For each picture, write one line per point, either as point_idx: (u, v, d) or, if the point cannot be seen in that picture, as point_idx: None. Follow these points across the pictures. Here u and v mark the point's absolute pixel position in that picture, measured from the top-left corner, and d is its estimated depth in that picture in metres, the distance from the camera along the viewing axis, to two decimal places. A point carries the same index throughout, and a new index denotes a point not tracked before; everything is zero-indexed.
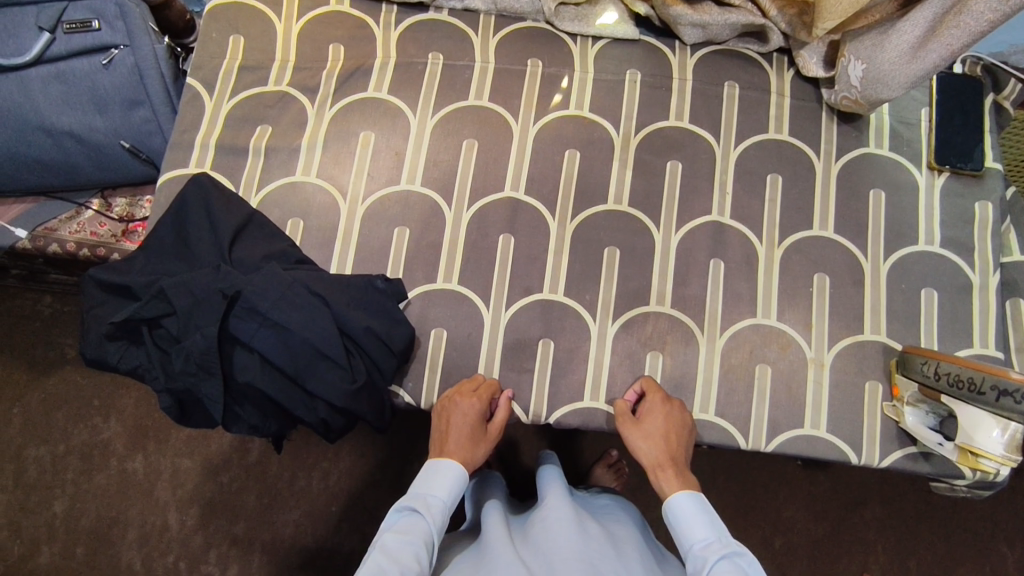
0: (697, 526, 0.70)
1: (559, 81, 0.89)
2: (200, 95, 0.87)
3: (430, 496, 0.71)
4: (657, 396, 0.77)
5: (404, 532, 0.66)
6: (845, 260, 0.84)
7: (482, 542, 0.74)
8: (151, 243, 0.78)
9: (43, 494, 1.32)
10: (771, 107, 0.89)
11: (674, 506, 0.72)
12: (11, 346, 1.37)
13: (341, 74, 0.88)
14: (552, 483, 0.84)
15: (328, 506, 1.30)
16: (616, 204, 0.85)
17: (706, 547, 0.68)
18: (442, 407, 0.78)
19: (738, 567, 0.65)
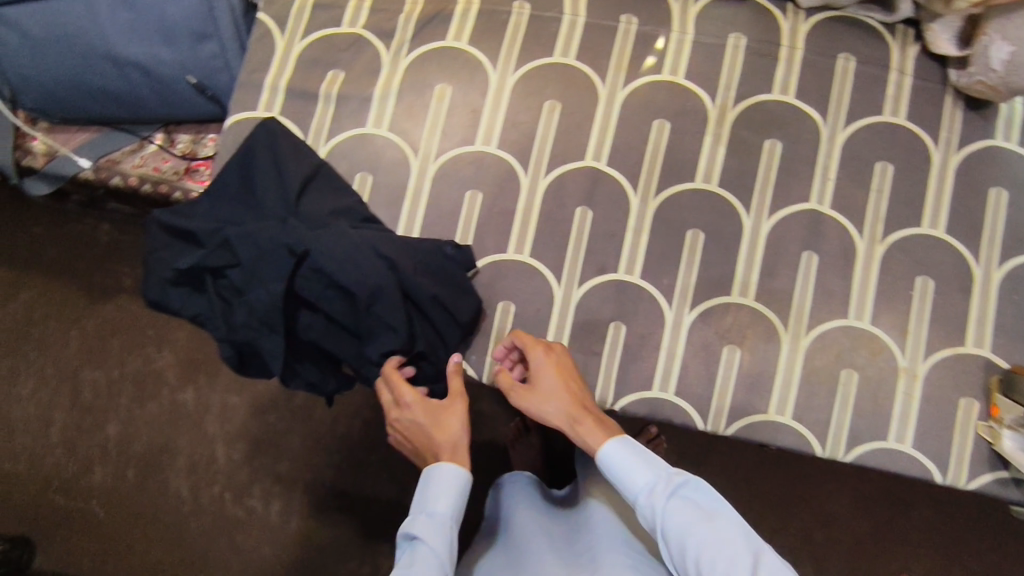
0: (635, 471, 0.66)
1: (655, 41, 0.82)
2: (272, 33, 0.82)
3: (433, 511, 0.67)
4: (529, 346, 0.72)
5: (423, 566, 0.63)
6: (954, 264, 0.76)
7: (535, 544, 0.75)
8: (217, 187, 0.75)
9: (98, 416, 1.35)
10: (888, 86, 0.80)
11: (605, 458, 0.67)
12: (69, 272, 1.39)
13: (420, 19, 0.82)
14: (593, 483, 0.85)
15: (369, 456, 1.31)
16: (705, 182, 0.79)
17: (650, 492, 0.64)
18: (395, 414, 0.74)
19: (688, 501, 0.63)
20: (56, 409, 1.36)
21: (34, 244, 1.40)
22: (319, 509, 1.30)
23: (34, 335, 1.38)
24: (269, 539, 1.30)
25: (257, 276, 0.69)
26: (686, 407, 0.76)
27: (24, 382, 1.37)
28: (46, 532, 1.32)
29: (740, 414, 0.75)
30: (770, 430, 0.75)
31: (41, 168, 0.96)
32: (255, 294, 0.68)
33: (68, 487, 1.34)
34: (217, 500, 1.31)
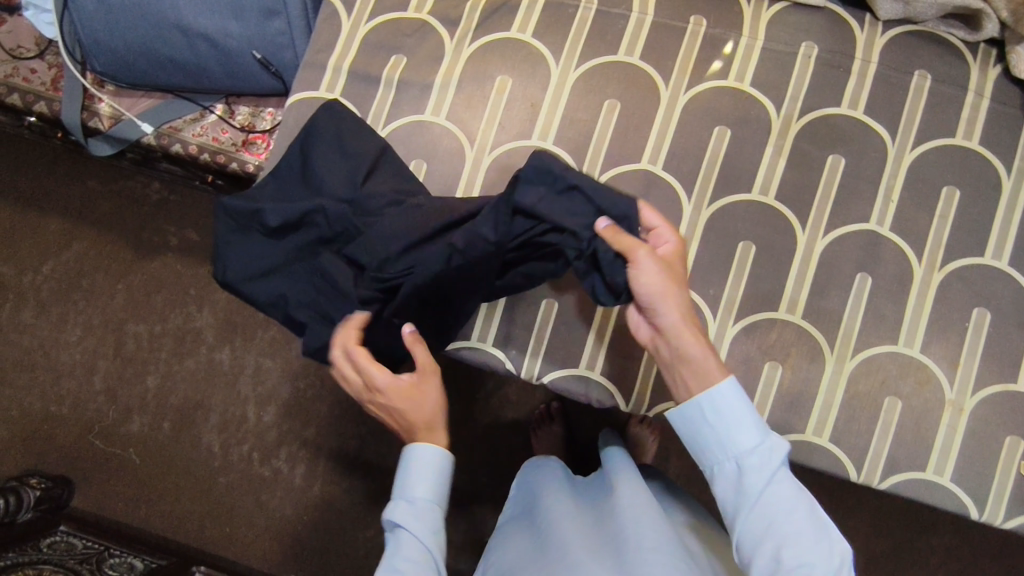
0: (745, 428, 0.61)
1: (723, 45, 0.80)
2: (338, 13, 0.83)
3: (414, 497, 0.68)
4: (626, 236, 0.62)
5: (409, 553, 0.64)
6: (1014, 298, 0.74)
7: (562, 528, 0.77)
8: (280, 170, 0.77)
9: (139, 368, 1.40)
10: (963, 108, 0.77)
11: (726, 400, 0.62)
12: (121, 228, 1.43)
13: (487, 8, 0.82)
14: (626, 471, 0.87)
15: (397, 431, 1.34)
16: (761, 194, 0.77)
17: (756, 456, 0.61)
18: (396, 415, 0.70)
19: (791, 476, 0.61)
20: (100, 358, 1.41)
21: (89, 198, 1.44)
22: (343, 477, 1.33)
23: (83, 285, 1.43)
24: (294, 501, 1.34)
25: (390, 255, 0.68)
26: None
27: (71, 328, 1.42)
28: (85, 472, 1.39)
29: (776, 431, 0.75)
30: (806, 450, 0.75)
31: (105, 130, 0.99)
32: (425, 258, 0.66)
33: (107, 431, 1.40)
34: (247, 458, 1.36)
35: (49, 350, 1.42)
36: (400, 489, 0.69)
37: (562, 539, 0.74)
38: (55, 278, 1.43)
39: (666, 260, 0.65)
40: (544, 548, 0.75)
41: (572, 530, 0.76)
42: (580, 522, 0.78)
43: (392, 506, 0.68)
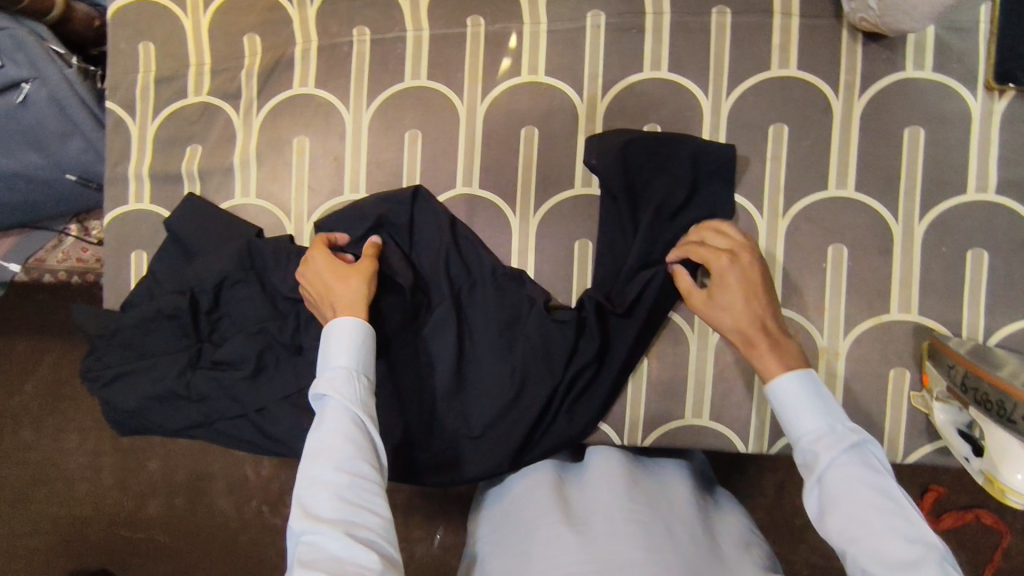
0: (807, 411, 0.57)
1: (506, 40, 0.74)
2: (122, 120, 0.80)
3: (337, 367, 0.60)
4: (722, 259, 0.64)
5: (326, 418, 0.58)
6: (868, 225, 0.70)
7: (541, 532, 0.63)
8: (160, 350, 0.76)
9: (141, 456, 1.21)
10: (773, 34, 0.71)
11: (780, 393, 0.59)
12: (51, 338, 1.22)
13: (262, 71, 0.78)
14: (623, 501, 0.64)
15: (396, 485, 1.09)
16: (584, 187, 0.74)
17: (817, 440, 0.56)
18: None
19: (871, 459, 0.55)
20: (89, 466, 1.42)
21: (26, 304, 1.22)
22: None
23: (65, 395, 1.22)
24: None
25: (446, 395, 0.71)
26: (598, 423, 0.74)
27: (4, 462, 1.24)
28: (124, 558, 1.22)
29: (656, 422, 0.73)
30: (691, 433, 0.73)
31: None
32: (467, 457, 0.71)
33: (121, 525, 1.22)
34: (258, 517, 1.19)
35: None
36: (360, 331, 0.62)
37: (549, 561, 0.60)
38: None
39: (747, 276, 0.64)
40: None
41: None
42: (566, 563, 0.59)
43: (325, 338, 0.62)
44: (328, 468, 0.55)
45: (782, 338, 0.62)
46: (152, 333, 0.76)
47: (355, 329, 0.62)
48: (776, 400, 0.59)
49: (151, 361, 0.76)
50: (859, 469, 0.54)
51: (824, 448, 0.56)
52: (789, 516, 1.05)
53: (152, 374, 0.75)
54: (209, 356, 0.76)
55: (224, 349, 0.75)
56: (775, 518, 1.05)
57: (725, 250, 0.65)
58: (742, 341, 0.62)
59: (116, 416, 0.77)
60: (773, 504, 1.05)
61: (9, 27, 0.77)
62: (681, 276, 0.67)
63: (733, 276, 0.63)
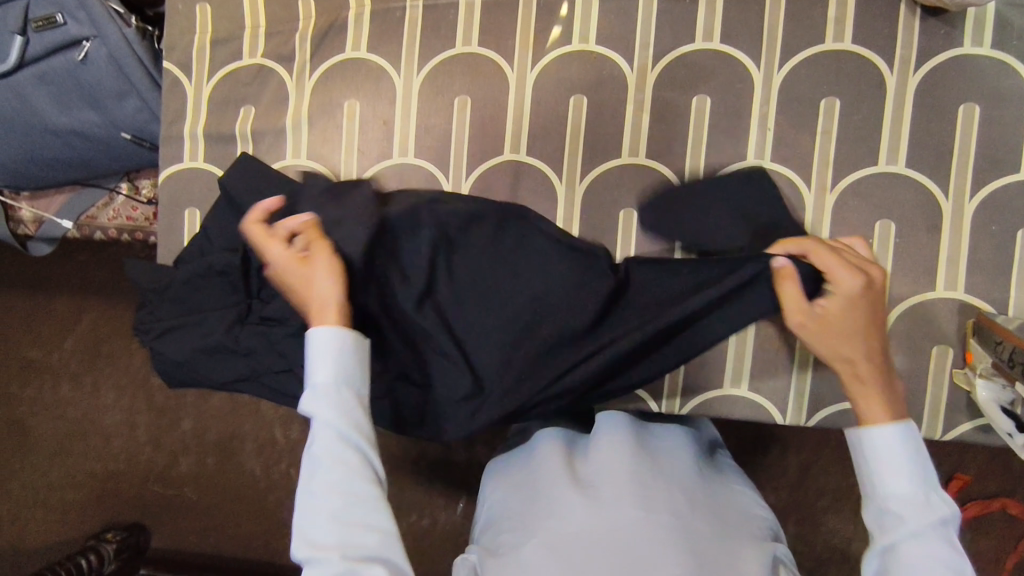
0: (898, 470, 0.55)
1: (559, 7, 0.75)
2: (179, 80, 0.82)
3: (319, 385, 0.57)
4: (852, 279, 0.59)
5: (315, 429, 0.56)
6: (917, 202, 0.69)
7: (546, 491, 0.65)
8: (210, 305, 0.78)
9: (174, 416, 1.24)
10: (829, 7, 0.70)
11: (871, 442, 0.57)
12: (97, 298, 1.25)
13: (315, 34, 0.79)
14: (626, 468, 0.64)
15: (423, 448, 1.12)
16: (632, 156, 0.74)
17: (901, 501, 0.55)
18: None
19: (950, 540, 0.53)
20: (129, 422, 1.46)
21: (70, 265, 1.25)
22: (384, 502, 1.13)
23: (103, 354, 1.25)
24: None
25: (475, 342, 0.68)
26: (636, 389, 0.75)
27: (41, 416, 1.27)
28: (157, 514, 1.25)
29: (694, 391, 0.74)
30: (729, 404, 0.74)
31: (35, 234, 1.03)
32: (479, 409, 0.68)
33: (154, 481, 1.25)
34: (286, 479, 1.21)
35: (27, 439, 1.28)
36: (347, 338, 0.58)
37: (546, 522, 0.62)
38: (28, 358, 1.28)
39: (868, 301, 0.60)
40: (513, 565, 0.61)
41: (550, 557, 0.59)
42: (571, 525, 0.60)
43: (308, 351, 0.58)
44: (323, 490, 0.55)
45: (889, 374, 0.60)
46: (197, 291, 0.78)
47: (342, 343, 0.58)
48: (861, 448, 0.58)
49: (202, 315, 0.78)
50: (935, 547, 0.52)
51: (904, 513, 0.54)
52: (812, 496, 1.05)
53: (201, 328, 0.78)
54: (257, 313, 0.77)
55: (272, 307, 0.77)
56: (798, 496, 1.06)
57: (858, 267, 0.60)
58: (845, 368, 0.60)
59: (165, 366, 0.80)
60: (800, 482, 1.05)
61: None
62: (791, 278, 0.61)
63: (862, 294, 0.59)
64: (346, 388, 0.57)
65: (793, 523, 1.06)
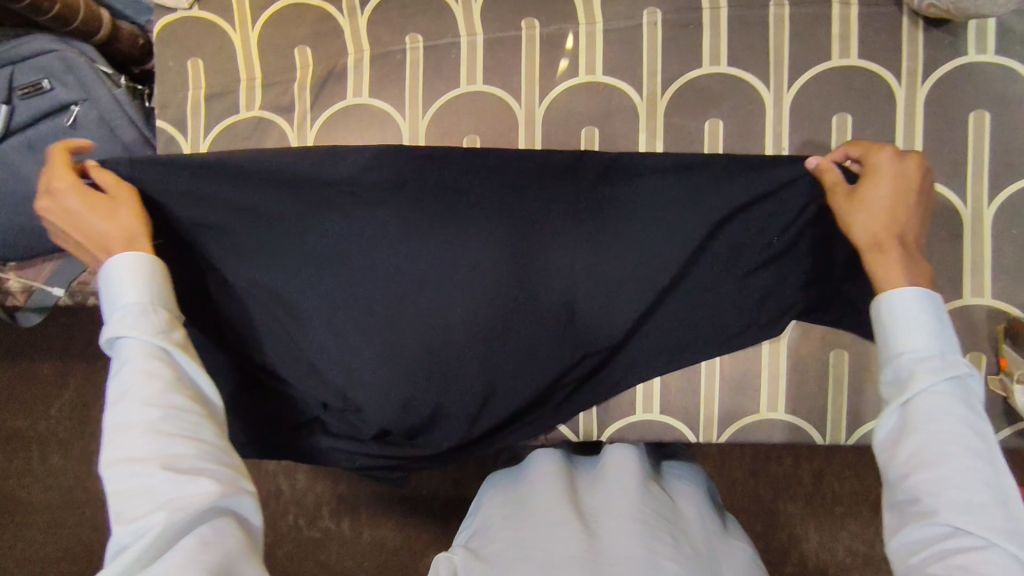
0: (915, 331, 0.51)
1: (563, 41, 0.74)
2: (174, 139, 0.79)
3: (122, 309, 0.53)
4: (886, 152, 0.58)
5: (133, 363, 0.51)
6: (938, 211, 0.69)
7: (542, 514, 0.62)
8: None
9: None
10: (833, 24, 0.71)
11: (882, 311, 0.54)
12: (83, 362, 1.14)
13: (315, 83, 0.78)
14: (629, 504, 0.62)
15: (436, 485, 1.08)
16: None
17: (920, 360, 0.51)
18: (46, 202, 0.59)
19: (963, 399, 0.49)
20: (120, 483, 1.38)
21: (51, 327, 1.15)
22: (400, 547, 1.09)
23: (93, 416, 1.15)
24: (349, 554, 1.10)
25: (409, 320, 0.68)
26: (673, 422, 0.74)
27: (31, 489, 1.16)
28: None
29: (732, 418, 0.73)
30: (766, 428, 0.73)
31: (23, 304, 0.97)
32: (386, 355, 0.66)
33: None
34: (292, 532, 1.11)
35: (14, 517, 1.16)
36: (137, 266, 0.54)
37: (541, 545, 0.58)
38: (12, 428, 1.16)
39: (904, 186, 0.57)
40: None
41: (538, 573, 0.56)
42: (565, 545, 0.57)
43: (105, 275, 0.54)
44: (141, 437, 0.49)
45: (912, 254, 0.56)
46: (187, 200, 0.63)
47: (139, 262, 0.55)
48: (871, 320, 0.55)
49: None
50: (954, 401, 0.48)
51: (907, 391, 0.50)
52: (830, 502, 1.04)
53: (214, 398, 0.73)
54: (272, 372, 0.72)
55: None
56: (816, 504, 1.04)
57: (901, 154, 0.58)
58: (876, 236, 0.56)
59: None
60: (829, 491, 1.04)
61: (58, 49, 0.76)
62: (831, 170, 0.59)
63: (903, 170, 0.57)
64: (153, 314, 0.53)
65: (813, 532, 1.04)
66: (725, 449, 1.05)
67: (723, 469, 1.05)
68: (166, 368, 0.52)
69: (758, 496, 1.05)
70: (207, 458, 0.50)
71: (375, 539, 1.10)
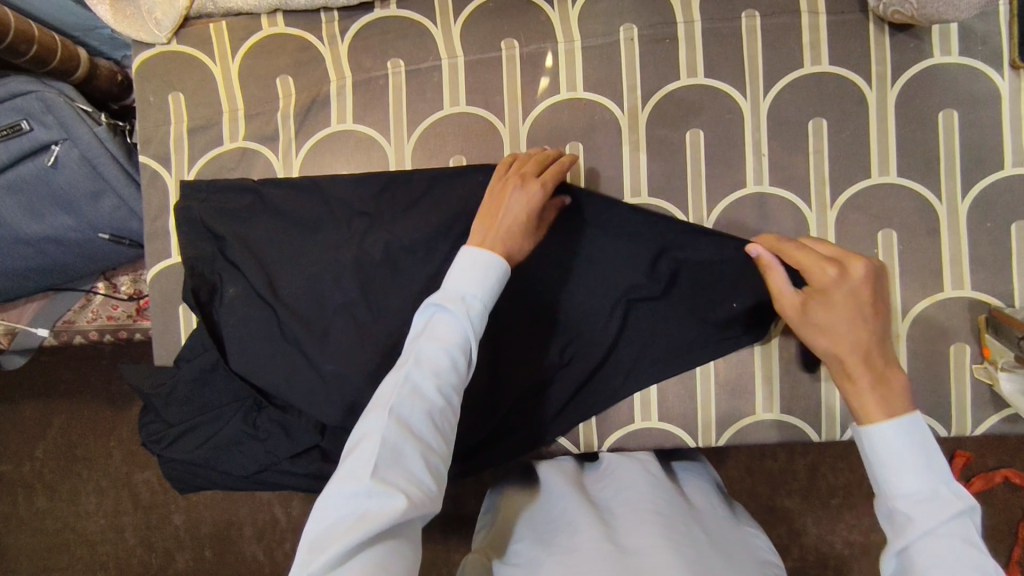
0: (904, 471, 0.51)
1: (543, 60, 0.75)
2: (158, 173, 0.79)
3: (458, 295, 0.53)
4: (825, 267, 0.59)
5: (439, 334, 0.51)
6: (915, 208, 0.72)
7: (562, 518, 0.63)
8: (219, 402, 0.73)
9: (163, 512, 1.11)
10: (803, 32, 0.73)
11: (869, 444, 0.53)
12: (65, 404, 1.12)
13: (298, 111, 0.78)
14: (645, 503, 0.63)
15: (437, 503, 1.08)
16: (634, 197, 0.74)
17: (911, 503, 0.50)
18: (494, 190, 0.62)
19: (961, 536, 0.48)
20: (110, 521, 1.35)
21: (35, 369, 1.12)
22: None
23: (79, 457, 1.12)
24: None
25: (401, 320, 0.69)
26: (671, 428, 0.75)
27: (18, 533, 1.14)
28: None
29: (729, 421, 0.74)
30: (762, 428, 0.74)
31: (7, 347, 0.96)
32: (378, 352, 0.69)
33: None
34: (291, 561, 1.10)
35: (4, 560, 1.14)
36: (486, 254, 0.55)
37: (562, 545, 0.59)
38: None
39: (857, 299, 0.57)
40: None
41: (564, 567, 0.56)
42: (588, 537, 0.58)
43: (452, 264, 0.55)
44: (419, 411, 0.48)
45: (888, 374, 0.56)
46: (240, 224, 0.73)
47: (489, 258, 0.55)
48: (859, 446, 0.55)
49: (214, 414, 0.73)
50: (950, 540, 0.48)
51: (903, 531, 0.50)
52: (826, 495, 1.05)
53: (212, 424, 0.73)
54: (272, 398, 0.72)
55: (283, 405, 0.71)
56: (812, 497, 1.05)
57: (830, 258, 0.59)
58: (840, 360, 0.57)
59: (179, 473, 0.75)
60: (825, 485, 1.05)
61: (36, 90, 0.75)
62: (775, 270, 0.62)
63: (852, 283, 0.58)
64: (478, 321, 0.53)
65: (811, 525, 1.05)
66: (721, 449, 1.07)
67: (720, 468, 1.06)
68: (464, 365, 0.52)
69: (755, 493, 1.06)
70: (439, 459, 0.49)
71: None
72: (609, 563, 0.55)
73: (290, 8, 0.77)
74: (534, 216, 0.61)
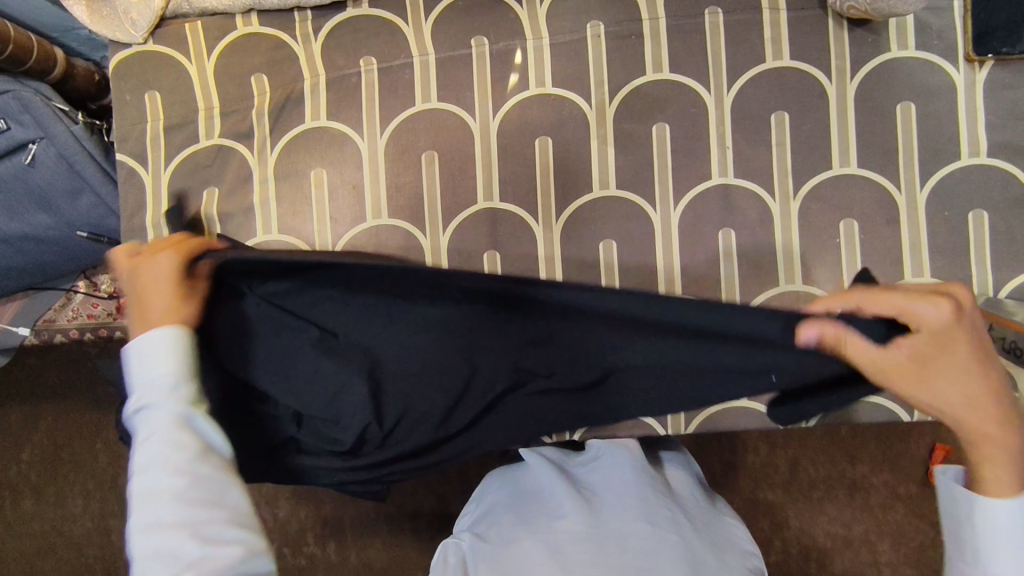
0: (1007, 556, 0.49)
1: (512, 57, 0.77)
2: (135, 171, 0.80)
3: (168, 385, 0.48)
4: (941, 317, 0.46)
5: (153, 431, 0.47)
6: (876, 199, 0.74)
7: (545, 499, 0.65)
8: None
9: None
10: (765, 28, 0.75)
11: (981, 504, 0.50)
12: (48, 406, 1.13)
13: (272, 108, 0.79)
14: (629, 488, 0.65)
15: (421, 500, 1.08)
16: (603, 190, 0.76)
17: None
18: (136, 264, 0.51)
19: None
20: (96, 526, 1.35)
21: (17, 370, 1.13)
22: (387, 565, 1.09)
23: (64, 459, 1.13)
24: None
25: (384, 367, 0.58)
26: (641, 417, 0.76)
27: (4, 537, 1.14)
28: None
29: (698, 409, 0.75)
30: (730, 416, 0.75)
31: None
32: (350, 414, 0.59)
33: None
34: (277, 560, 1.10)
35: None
36: (169, 334, 0.48)
37: (545, 528, 0.61)
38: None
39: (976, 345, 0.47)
40: (506, 567, 0.59)
41: (547, 552, 0.59)
42: (571, 524, 0.61)
43: (127, 357, 0.49)
44: (166, 504, 0.46)
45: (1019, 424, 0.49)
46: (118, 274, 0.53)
47: (170, 335, 0.49)
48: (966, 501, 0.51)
49: None
50: None
51: None
52: (806, 487, 1.06)
53: None
54: None
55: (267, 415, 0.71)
56: (792, 491, 1.07)
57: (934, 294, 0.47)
58: (983, 427, 0.48)
59: None
60: (803, 476, 1.07)
61: (13, 89, 0.76)
62: (848, 337, 0.47)
63: (963, 331, 0.47)
64: (182, 394, 0.48)
65: (793, 518, 1.06)
66: (703, 443, 1.07)
67: (701, 463, 1.07)
68: (194, 436, 0.48)
69: (737, 487, 1.07)
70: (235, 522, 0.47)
71: (362, 559, 1.09)
72: (591, 555, 0.58)
73: (264, 8, 0.78)
74: (189, 293, 0.51)
